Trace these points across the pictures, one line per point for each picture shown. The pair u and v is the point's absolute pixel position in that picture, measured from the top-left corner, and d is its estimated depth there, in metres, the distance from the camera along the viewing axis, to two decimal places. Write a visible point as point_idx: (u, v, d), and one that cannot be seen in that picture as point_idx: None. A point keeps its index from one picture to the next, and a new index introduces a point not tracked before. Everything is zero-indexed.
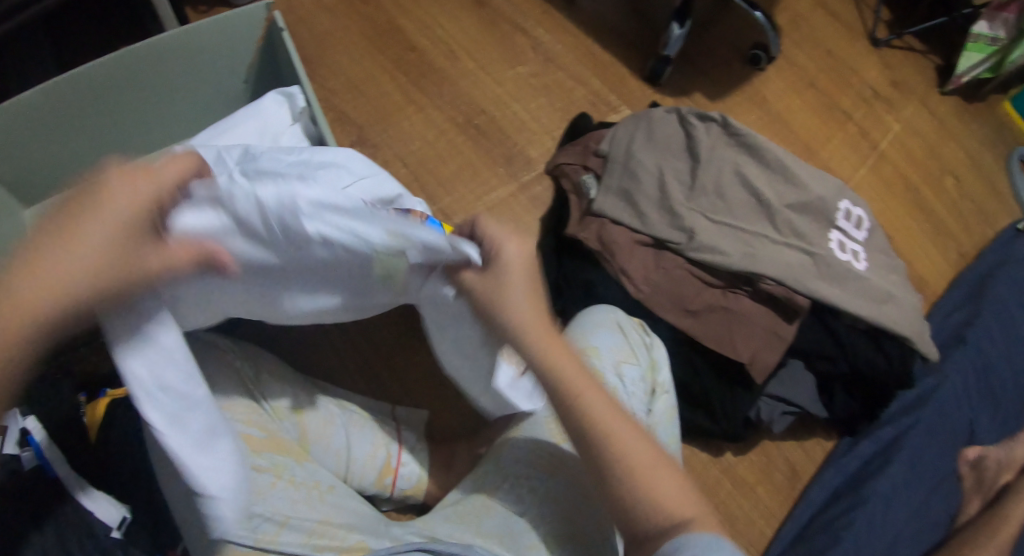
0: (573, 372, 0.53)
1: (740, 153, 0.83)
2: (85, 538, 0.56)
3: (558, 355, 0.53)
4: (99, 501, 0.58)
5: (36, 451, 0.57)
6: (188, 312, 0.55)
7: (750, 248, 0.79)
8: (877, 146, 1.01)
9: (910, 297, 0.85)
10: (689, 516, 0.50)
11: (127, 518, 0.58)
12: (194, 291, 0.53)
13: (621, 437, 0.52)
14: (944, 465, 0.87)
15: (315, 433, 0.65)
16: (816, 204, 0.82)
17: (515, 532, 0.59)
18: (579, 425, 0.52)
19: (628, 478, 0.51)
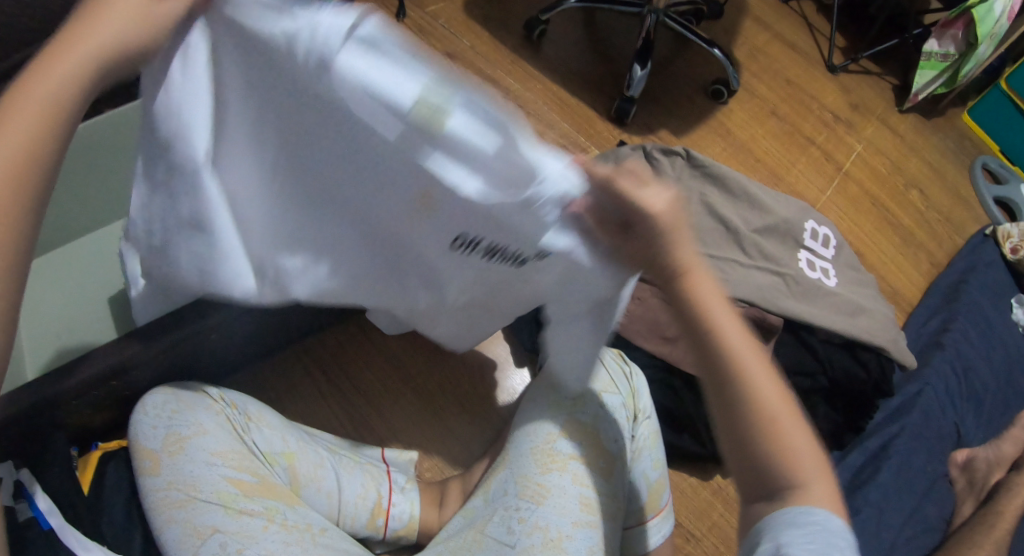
0: (739, 341, 0.51)
1: (706, 184, 0.91)
2: None
3: (724, 320, 0.50)
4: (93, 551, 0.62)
5: (29, 503, 0.62)
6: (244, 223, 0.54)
7: (724, 274, 0.85)
8: (841, 167, 1.20)
9: (880, 307, 0.93)
10: (808, 478, 0.52)
11: None
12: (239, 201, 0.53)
13: (756, 384, 0.51)
14: (934, 468, 0.99)
15: (305, 476, 0.74)
16: (782, 226, 0.91)
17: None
18: (718, 380, 0.51)
19: (761, 427, 0.51)
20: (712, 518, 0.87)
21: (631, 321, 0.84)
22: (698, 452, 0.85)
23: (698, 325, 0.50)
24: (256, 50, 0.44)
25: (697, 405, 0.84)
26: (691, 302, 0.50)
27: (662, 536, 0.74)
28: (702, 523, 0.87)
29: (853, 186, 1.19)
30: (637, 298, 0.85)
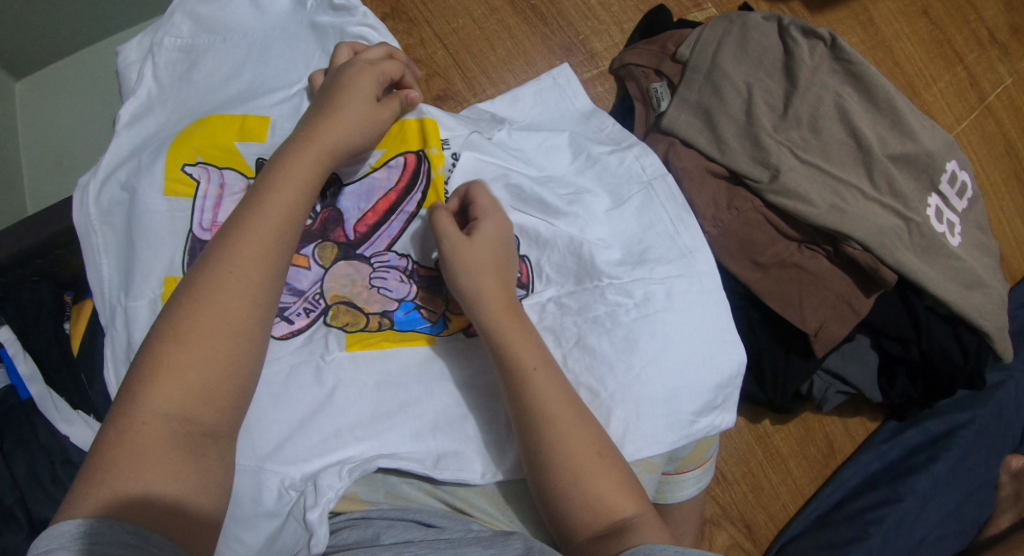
0: (596, 468, 0.51)
1: (844, 84, 0.71)
2: (61, 463, 0.59)
3: (597, 470, 0.51)
4: (76, 425, 0.59)
5: (9, 366, 0.59)
6: (542, 161, 0.65)
7: (840, 201, 0.67)
8: (985, 98, 0.98)
9: (999, 286, 0.75)
10: (625, 504, 0.51)
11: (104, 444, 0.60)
12: (537, 146, 0.65)
13: (565, 442, 0.51)
14: (988, 471, 0.84)
15: None
16: (922, 159, 0.71)
17: (523, 500, 0.57)
18: (547, 476, 0.52)
19: (567, 467, 0.51)
20: (749, 464, 0.80)
21: (721, 235, 0.67)
22: (756, 396, 0.71)
23: (535, 427, 0.52)
24: (541, 162, 0.64)
25: (771, 344, 0.69)
26: (574, 473, 0.51)
27: (698, 488, 0.65)
28: (738, 468, 0.79)
29: (991, 126, 0.98)
30: (733, 209, 0.67)
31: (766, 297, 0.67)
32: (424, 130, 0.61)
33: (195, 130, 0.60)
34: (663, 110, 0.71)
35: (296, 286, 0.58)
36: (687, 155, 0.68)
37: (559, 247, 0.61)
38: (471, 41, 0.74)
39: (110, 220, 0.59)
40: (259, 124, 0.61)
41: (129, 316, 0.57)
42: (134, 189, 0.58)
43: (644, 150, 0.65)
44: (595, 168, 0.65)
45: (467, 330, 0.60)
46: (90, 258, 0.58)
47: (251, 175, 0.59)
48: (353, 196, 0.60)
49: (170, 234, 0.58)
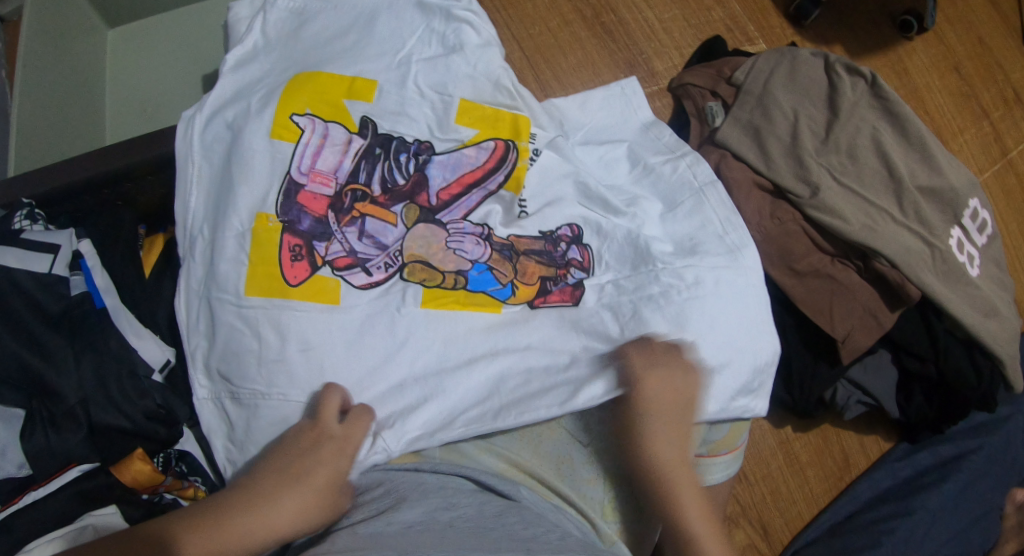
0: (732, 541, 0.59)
1: (881, 118, 0.77)
2: (126, 376, 0.61)
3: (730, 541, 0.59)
4: (146, 342, 0.64)
5: (86, 277, 0.64)
6: (605, 168, 0.73)
7: (872, 222, 0.73)
8: (1007, 153, 1.05)
9: (1013, 319, 0.80)
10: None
11: (169, 363, 0.65)
12: (601, 154, 0.73)
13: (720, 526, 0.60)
14: (993, 500, 0.88)
15: None
16: (949, 193, 0.77)
17: (575, 462, 0.63)
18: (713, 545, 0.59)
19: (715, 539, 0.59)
20: (769, 467, 0.85)
21: (762, 240, 0.73)
22: (783, 397, 0.77)
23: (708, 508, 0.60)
24: (605, 170, 0.73)
25: (801, 349, 0.74)
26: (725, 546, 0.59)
27: (725, 475, 0.69)
28: (758, 469, 0.84)
29: (1012, 178, 1.04)
30: (776, 219, 0.73)
31: (799, 302, 0.72)
32: (516, 122, 0.70)
33: (307, 83, 0.66)
34: (716, 125, 0.77)
35: (380, 240, 0.65)
36: (737, 168, 0.74)
37: (618, 238, 0.68)
38: (545, 48, 0.81)
39: (210, 155, 0.65)
40: (366, 86, 0.68)
41: (215, 245, 0.62)
42: (238, 131, 0.65)
43: (697, 157, 0.71)
44: (650, 178, 0.72)
45: (530, 302, 0.66)
46: (184, 187, 0.65)
47: (353, 132, 0.67)
48: (441, 167, 0.68)
49: (269, 172, 0.64)
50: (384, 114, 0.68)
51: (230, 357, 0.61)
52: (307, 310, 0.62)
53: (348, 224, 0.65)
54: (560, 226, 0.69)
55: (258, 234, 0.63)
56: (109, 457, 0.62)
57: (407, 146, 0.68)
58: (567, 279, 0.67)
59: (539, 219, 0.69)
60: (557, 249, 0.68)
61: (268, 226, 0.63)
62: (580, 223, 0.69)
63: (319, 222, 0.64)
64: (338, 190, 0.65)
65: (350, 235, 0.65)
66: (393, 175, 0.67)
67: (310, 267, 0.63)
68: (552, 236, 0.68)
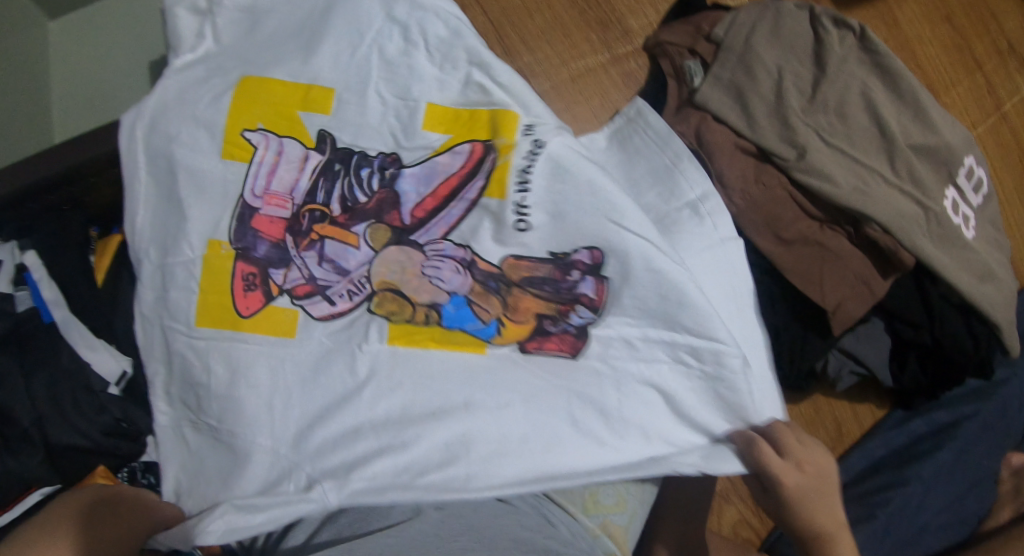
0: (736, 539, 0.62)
1: (871, 73, 0.73)
2: (81, 391, 0.62)
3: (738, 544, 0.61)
4: (99, 353, 0.64)
5: (30, 292, 0.64)
6: (583, 177, 0.64)
7: (863, 185, 0.69)
8: (1001, 106, 1.00)
9: (1010, 282, 0.77)
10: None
11: (126, 374, 0.65)
12: (580, 167, 0.64)
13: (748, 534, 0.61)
14: (989, 466, 0.85)
15: None
16: (943, 152, 0.73)
17: None
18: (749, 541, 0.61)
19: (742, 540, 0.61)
20: None
21: (747, 207, 0.69)
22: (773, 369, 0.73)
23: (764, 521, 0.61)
24: (591, 178, 0.64)
25: (792, 320, 0.71)
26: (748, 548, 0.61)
27: None
28: None
29: (1006, 132, 1.00)
30: (761, 184, 0.69)
31: (788, 272, 0.68)
32: (499, 117, 0.67)
33: (259, 91, 0.65)
34: (696, 86, 0.72)
35: (341, 265, 0.64)
36: (719, 131, 0.70)
37: (617, 256, 0.63)
38: (510, 9, 0.76)
39: (155, 169, 0.64)
40: (323, 95, 0.66)
41: (166, 272, 0.63)
42: (184, 150, 0.64)
43: (648, 109, 0.67)
44: (624, 156, 0.68)
45: (521, 343, 0.63)
46: (129, 203, 0.64)
47: (309, 146, 0.65)
48: (413, 179, 0.66)
49: (222, 194, 0.64)
50: (347, 127, 0.66)
51: (189, 387, 0.63)
52: (256, 343, 0.62)
53: (307, 248, 0.64)
54: (579, 250, 0.64)
55: (209, 261, 0.63)
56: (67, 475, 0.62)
57: (371, 160, 0.66)
58: (569, 319, 0.63)
59: (544, 236, 0.64)
60: (566, 279, 0.64)
61: (220, 252, 0.63)
62: (603, 249, 0.64)
63: (276, 247, 0.64)
64: (295, 211, 0.65)
65: (309, 260, 0.64)
66: (354, 192, 0.65)
67: (262, 298, 0.63)
68: (565, 261, 0.64)
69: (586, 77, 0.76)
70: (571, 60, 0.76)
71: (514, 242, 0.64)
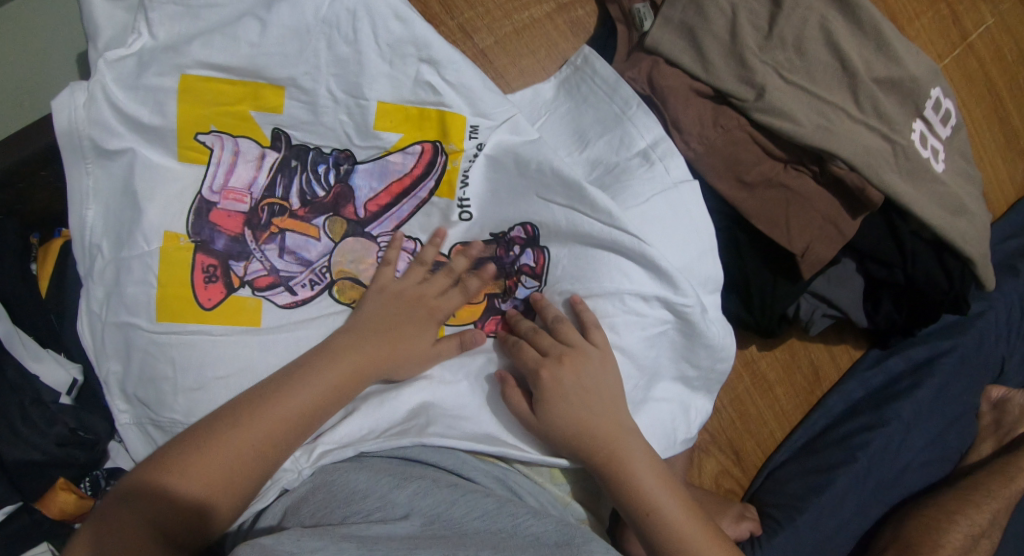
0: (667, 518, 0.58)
1: (829, 6, 0.70)
2: (31, 402, 0.59)
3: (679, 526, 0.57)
4: (45, 364, 0.62)
5: None
6: (531, 156, 0.61)
7: (826, 122, 0.66)
8: (967, 36, 0.97)
9: (982, 213, 0.75)
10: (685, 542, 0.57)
11: (76, 383, 0.63)
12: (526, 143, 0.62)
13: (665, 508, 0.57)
14: (969, 400, 0.84)
15: None
16: (907, 84, 0.70)
17: None
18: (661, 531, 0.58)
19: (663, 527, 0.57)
20: (737, 391, 0.79)
21: (705, 152, 0.66)
22: (743, 318, 0.71)
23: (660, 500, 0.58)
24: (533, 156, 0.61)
25: (760, 266, 0.69)
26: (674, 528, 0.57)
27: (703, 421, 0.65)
28: (728, 395, 0.78)
29: (973, 64, 0.97)
30: (718, 126, 0.66)
31: (753, 216, 0.66)
32: (447, 121, 0.62)
33: (205, 92, 0.59)
34: (647, 30, 0.69)
35: (301, 257, 0.61)
36: (672, 74, 0.67)
37: (562, 229, 0.62)
38: None
39: (102, 165, 0.59)
40: (274, 93, 0.60)
41: (121, 272, 0.58)
42: (130, 135, 0.59)
43: (595, 56, 0.65)
44: (573, 110, 0.66)
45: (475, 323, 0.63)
46: (76, 202, 0.58)
47: (266, 145, 0.61)
48: (367, 175, 0.62)
49: (164, 185, 0.59)
50: (297, 124, 0.61)
51: (149, 384, 0.58)
52: (219, 332, 0.59)
53: (267, 241, 0.60)
54: (512, 227, 0.62)
55: (168, 253, 0.59)
56: (26, 492, 0.59)
57: (325, 156, 0.61)
58: (515, 293, 0.63)
59: (488, 216, 0.63)
60: (508, 255, 0.63)
61: (180, 246, 0.59)
62: (536, 223, 0.62)
63: (235, 241, 0.60)
64: (254, 206, 0.60)
65: (270, 253, 0.60)
66: (312, 187, 0.61)
67: (224, 290, 0.60)
68: (504, 239, 0.63)
69: (531, 28, 0.72)
70: (517, 11, 0.72)
71: (459, 229, 0.63)
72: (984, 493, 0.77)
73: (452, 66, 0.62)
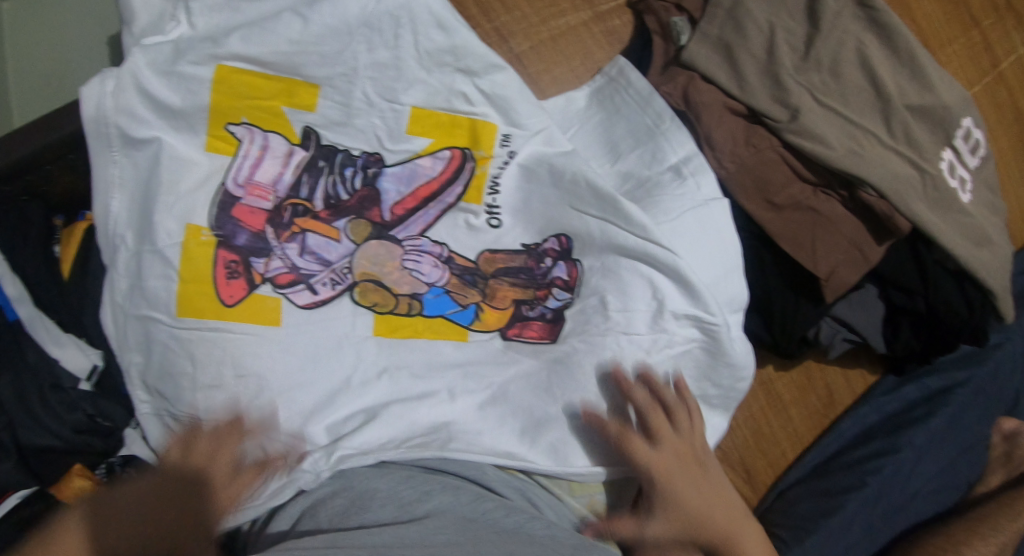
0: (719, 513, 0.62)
1: (866, 30, 0.70)
2: (49, 389, 0.59)
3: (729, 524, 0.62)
4: (66, 349, 0.60)
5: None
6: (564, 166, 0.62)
7: (857, 147, 0.66)
8: (997, 65, 0.97)
9: (1006, 245, 0.75)
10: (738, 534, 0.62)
11: (97, 368, 0.62)
12: (559, 155, 0.62)
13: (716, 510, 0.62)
14: (981, 430, 0.84)
15: None
16: (939, 111, 0.70)
17: None
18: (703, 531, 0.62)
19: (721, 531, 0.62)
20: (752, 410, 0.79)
21: (736, 172, 0.66)
22: (762, 337, 0.71)
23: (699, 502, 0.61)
24: (565, 168, 0.62)
25: (782, 288, 0.69)
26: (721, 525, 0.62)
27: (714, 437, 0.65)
28: (741, 413, 0.79)
29: (1002, 93, 0.97)
30: (751, 146, 0.66)
31: (780, 238, 0.66)
32: (478, 129, 0.63)
33: (243, 85, 0.59)
34: (683, 44, 0.69)
35: (323, 256, 0.60)
36: (708, 91, 0.66)
37: (596, 242, 0.62)
38: None
39: (127, 155, 0.57)
40: (308, 93, 0.60)
41: (141, 264, 0.57)
42: (158, 125, 0.57)
43: (630, 68, 0.65)
44: (606, 123, 0.66)
45: (500, 330, 0.63)
46: (100, 189, 0.57)
47: (296, 142, 0.60)
48: (395, 179, 0.62)
49: (194, 178, 0.58)
50: (330, 123, 0.60)
51: (168, 379, 0.57)
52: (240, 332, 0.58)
53: (289, 240, 0.60)
54: (547, 237, 0.63)
55: (189, 248, 0.58)
56: (43, 477, 0.60)
57: (354, 158, 0.61)
58: (546, 302, 0.63)
59: (517, 224, 0.63)
60: (540, 267, 0.63)
61: (200, 241, 0.58)
62: (570, 235, 0.63)
63: (257, 237, 0.59)
64: (277, 204, 0.59)
65: (291, 251, 0.60)
66: (337, 190, 0.61)
67: (246, 287, 0.59)
68: (537, 250, 0.63)
69: (566, 36, 0.72)
70: (553, 18, 0.72)
71: (489, 236, 0.63)
72: (992, 525, 0.77)
73: (489, 77, 0.62)
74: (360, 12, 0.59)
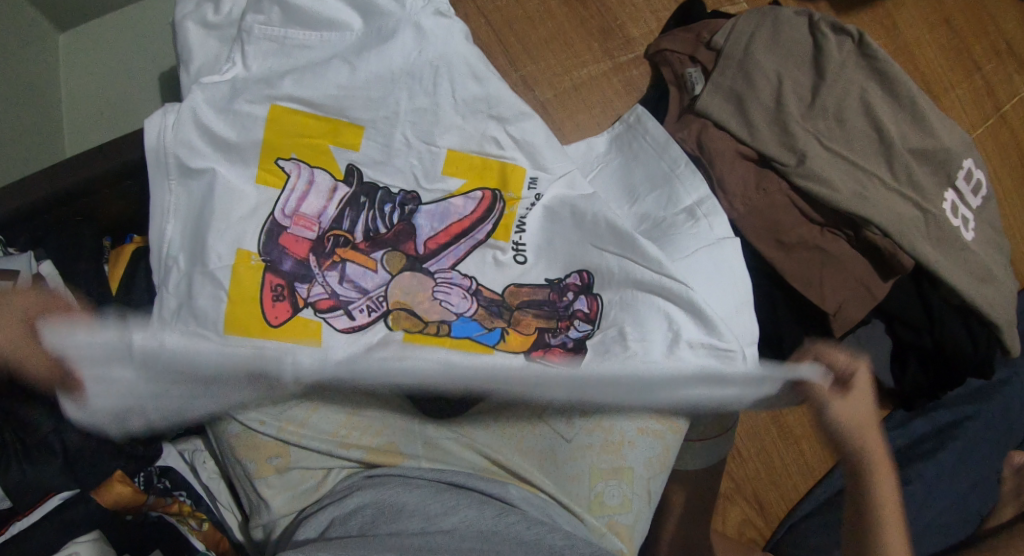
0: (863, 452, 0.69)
1: (869, 78, 0.74)
2: None
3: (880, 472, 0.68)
4: None
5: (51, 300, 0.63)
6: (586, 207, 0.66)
7: (862, 188, 0.70)
8: (1000, 108, 1.01)
9: (1009, 282, 0.77)
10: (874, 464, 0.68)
11: None
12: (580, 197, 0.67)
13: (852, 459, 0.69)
14: (990, 464, 0.85)
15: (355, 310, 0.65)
16: (941, 155, 0.74)
17: (558, 457, 0.64)
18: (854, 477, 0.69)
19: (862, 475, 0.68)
20: (764, 442, 0.81)
21: (748, 213, 0.70)
22: None
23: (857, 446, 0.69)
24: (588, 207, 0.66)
25: (793, 323, 0.72)
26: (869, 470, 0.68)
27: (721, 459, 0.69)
28: (753, 445, 0.81)
29: (1005, 134, 1.00)
30: (761, 189, 0.70)
31: (789, 275, 0.70)
32: (508, 173, 0.67)
33: (292, 124, 0.64)
34: (697, 93, 0.73)
35: (359, 283, 0.64)
36: (720, 137, 0.71)
37: (615, 276, 0.66)
38: (513, 18, 0.77)
39: (183, 184, 0.62)
40: (353, 133, 0.65)
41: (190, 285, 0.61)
42: (214, 158, 0.63)
43: (647, 116, 0.70)
44: (624, 165, 0.70)
45: (526, 353, 0.65)
46: (156, 218, 0.62)
47: (340, 178, 0.65)
48: (429, 217, 0.66)
49: (241, 212, 0.63)
50: (370, 163, 0.65)
51: (202, 394, 0.60)
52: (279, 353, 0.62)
53: (330, 267, 0.64)
54: (569, 273, 0.67)
55: (238, 272, 0.62)
56: (84, 482, 0.61)
57: (393, 195, 0.66)
58: (567, 332, 0.65)
59: (540, 260, 0.67)
60: (562, 300, 0.66)
61: (250, 264, 0.62)
62: (591, 270, 0.66)
63: (301, 265, 0.63)
64: (321, 234, 0.64)
65: (331, 278, 0.64)
66: (376, 224, 0.65)
67: (289, 309, 0.63)
68: (559, 285, 0.67)
69: (589, 85, 0.77)
70: (574, 68, 0.77)
71: (515, 271, 0.67)
72: None
73: (519, 124, 0.66)
74: (398, 66, 0.64)
